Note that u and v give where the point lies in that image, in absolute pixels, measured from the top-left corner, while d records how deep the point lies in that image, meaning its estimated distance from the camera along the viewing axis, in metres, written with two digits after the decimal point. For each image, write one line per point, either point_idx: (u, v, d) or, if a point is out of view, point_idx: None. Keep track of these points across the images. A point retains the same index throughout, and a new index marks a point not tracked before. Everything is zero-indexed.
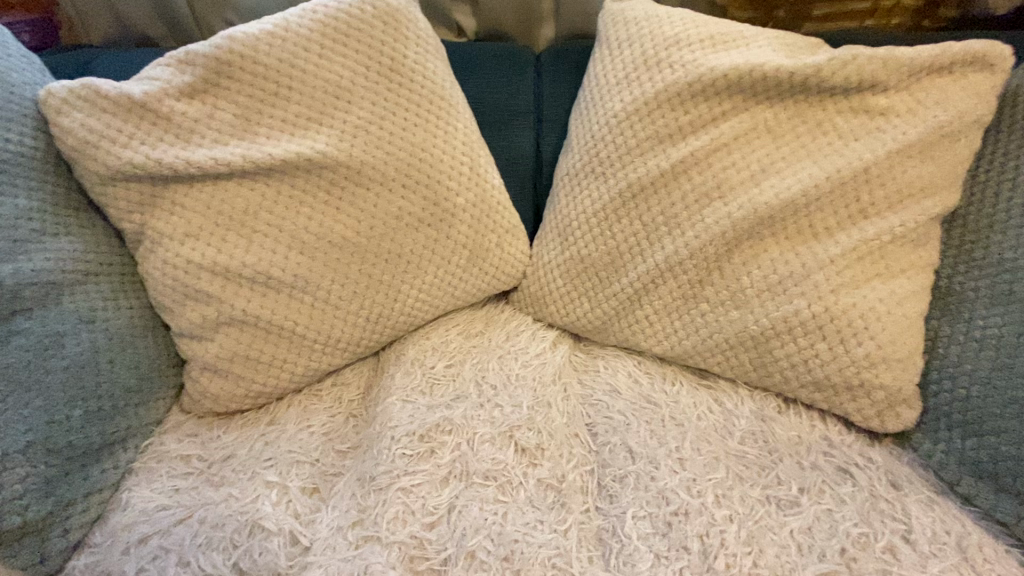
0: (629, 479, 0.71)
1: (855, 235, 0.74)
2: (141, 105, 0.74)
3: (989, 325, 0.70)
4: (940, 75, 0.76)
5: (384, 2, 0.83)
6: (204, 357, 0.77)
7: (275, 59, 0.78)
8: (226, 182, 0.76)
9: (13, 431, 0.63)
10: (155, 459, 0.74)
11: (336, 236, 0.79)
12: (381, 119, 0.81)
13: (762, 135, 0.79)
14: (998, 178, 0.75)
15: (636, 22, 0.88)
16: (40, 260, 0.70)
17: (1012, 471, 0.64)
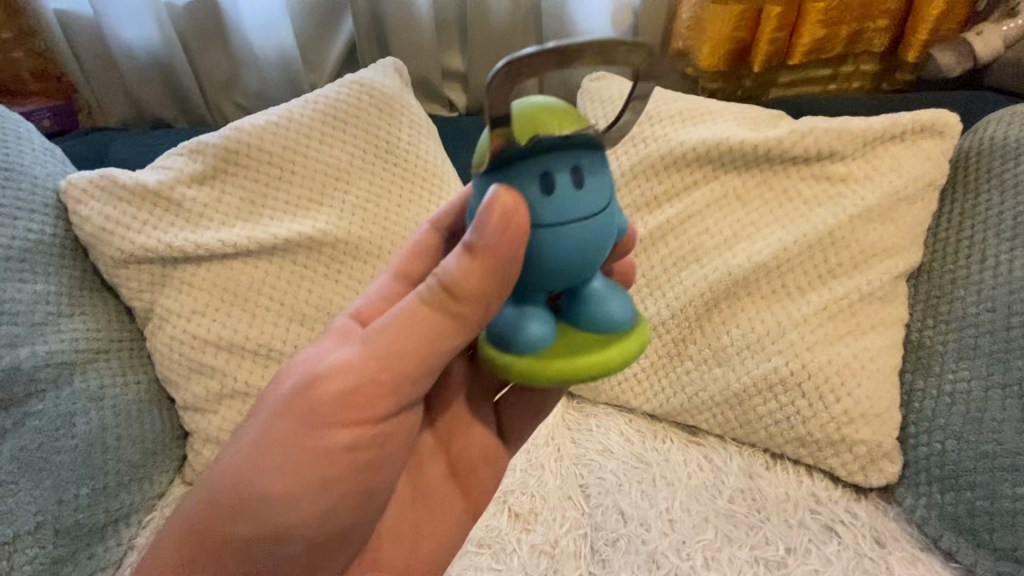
0: (621, 542, 0.72)
1: (825, 295, 0.79)
2: (155, 193, 0.80)
3: (959, 379, 0.73)
4: (893, 143, 0.82)
5: (380, 91, 0.91)
6: (207, 430, 0.80)
7: (279, 146, 0.85)
8: (231, 260, 0.81)
9: (24, 511, 0.67)
10: (156, 533, 0.75)
11: (335, 308, 0.83)
12: (377, 197, 0.87)
13: (732, 201, 0.85)
14: (956, 236, 0.80)
15: (612, 100, 0.95)
16: (54, 341, 0.74)
17: (989, 526, 0.67)
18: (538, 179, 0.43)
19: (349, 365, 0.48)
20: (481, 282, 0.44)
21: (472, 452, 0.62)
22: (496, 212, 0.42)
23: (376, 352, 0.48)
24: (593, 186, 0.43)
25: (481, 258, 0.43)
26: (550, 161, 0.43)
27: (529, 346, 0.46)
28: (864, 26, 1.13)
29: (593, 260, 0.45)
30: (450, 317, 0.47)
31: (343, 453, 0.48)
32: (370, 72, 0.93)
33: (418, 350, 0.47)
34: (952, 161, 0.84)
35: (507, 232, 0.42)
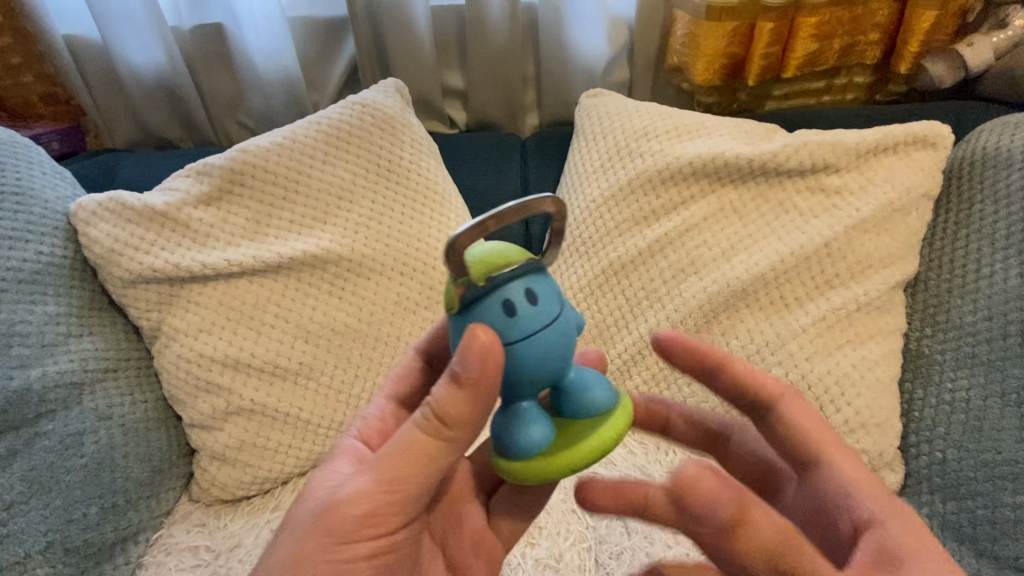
0: (625, 555, 0.73)
1: (823, 305, 0.80)
2: (163, 215, 0.82)
3: (958, 388, 0.74)
4: (886, 154, 0.83)
5: (382, 113, 0.93)
6: (213, 447, 0.81)
7: (283, 167, 0.87)
8: (237, 279, 0.82)
9: (34, 530, 0.68)
10: (164, 551, 0.76)
11: (339, 324, 0.85)
12: (379, 216, 0.89)
13: (729, 214, 0.86)
14: (951, 245, 0.81)
15: (609, 116, 0.97)
16: (64, 362, 0.75)
17: (991, 535, 0.67)
18: (495, 307, 0.44)
19: (358, 487, 0.49)
20: (465, 410, 0.45)
21: (466, 545, 0.59)
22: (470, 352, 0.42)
23: (381, 476, 0.48)
24: (548, 297, 0.45)
25: (459, 390, 0.44)
26: (504, 284, 0.44)
27: (524, 453, 0.44)
28: (856, 39, 1.15)
29: (564, 360, 0.45)
30: (444, 440, 0.47)
31: (366, 564, 0.49)
32: (372, 93, 0.95)
33: (417, 474, 0.48)
34: (946, 170, 0.85)
35: (485, 369, 0.42)
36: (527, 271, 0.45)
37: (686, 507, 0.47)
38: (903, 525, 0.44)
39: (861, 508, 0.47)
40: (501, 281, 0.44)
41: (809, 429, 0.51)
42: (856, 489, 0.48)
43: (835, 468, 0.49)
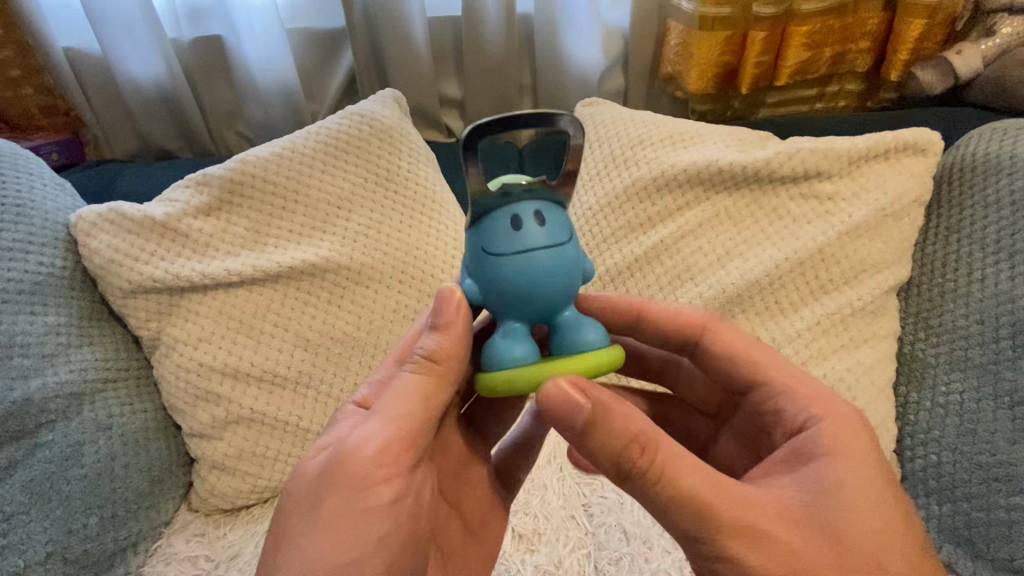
0: (624, 561, 0.73)
1: (817, 310, 0.81)
2: (163, 225, 0.82)
3: (952, 392, 0.75)
4: (877, 161, 0.85)
5: (381, 122, 0.94)
6: (213, 456, 0.81)
7: (282, 177, 0.87)
8: (236, 289, 0.83)
9: (34, 542, 0.68)
10: (163, 561, 0.76)
11: (338, 332, 0.85)
12: (378, 224, 0.90)
13: (724, 221, 0.87)
14: (943, 250, 0.82)
15: (604, 125, 0.98)
16: (64, 372, 0.75)
17: (986, 537, 0.68)
18: (502, 219, 0.48)
19: (365, 435, 0.50)
20: (453, 344, 0.50)
21: (476, 504, 0.64)
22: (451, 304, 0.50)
23: (384, 418, 0.50)
24: (558, 226, 0.49)
25: (447, 331, 0.50)
26: (518, 201, 0.48)
27: (504, 362, 0.47)
28: (847, 47, 1.17)
29: (558, 284, 0.48)
30: (438, 376, 0.51)
31: (391, 504, 0.49)
32: (369, 103, 0.97)
33: (418, 414, 0.50)
34: (936, 176, 0.87)
35: (461, 313, 0.50)
36: (547, 203, 0.49)
37: (583, 434, 0.44)
38: (833, 425, 0.50)
39: (797, 416, 0.52)
40: (516, 196, 0.48)
41: (744, 346, 0.58)
42: (794, 397, 0.54)
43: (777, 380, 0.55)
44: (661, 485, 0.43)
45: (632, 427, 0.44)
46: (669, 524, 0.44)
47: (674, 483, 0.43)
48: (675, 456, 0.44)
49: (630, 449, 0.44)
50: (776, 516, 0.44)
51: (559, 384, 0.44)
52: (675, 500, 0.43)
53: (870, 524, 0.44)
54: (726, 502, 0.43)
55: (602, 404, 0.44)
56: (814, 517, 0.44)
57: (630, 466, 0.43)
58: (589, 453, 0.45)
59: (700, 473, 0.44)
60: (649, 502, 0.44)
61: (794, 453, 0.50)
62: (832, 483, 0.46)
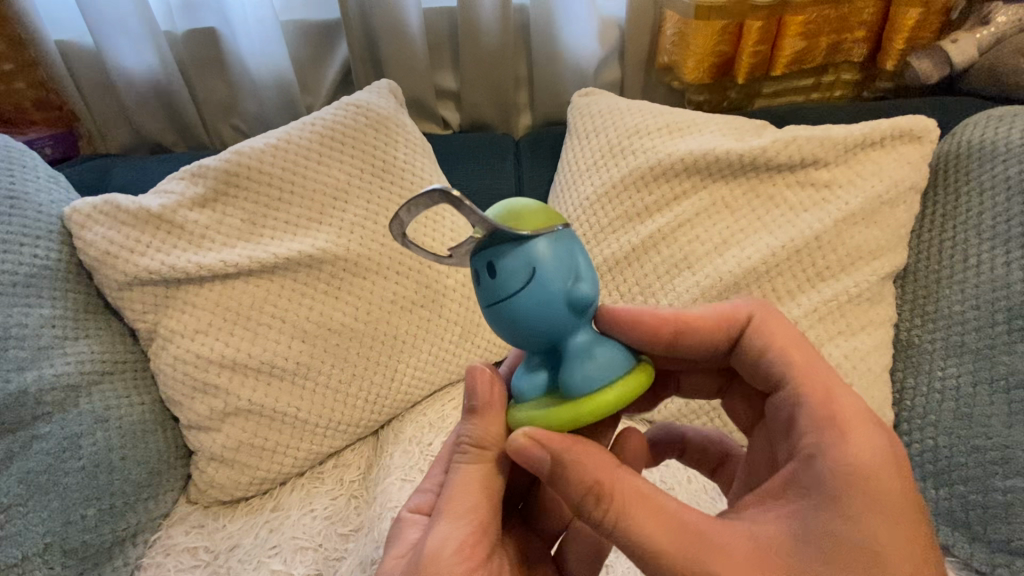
0: (624, 548, 0.74)
1: (815, 298, 0.81)
2: (158, 217, 0.82)
3: (948, 376, 0.75)
4: (874, 148, 0.85)
5: (376, 113, 0.94)
6: (211, 448, 0.81)
7: (278, 168, 0.87)
8: (233, 280, 0.83)
9: (32, 533, 0.68)
10: (163, 553, 0.77)
11: (335, 323, 0.85)
12: (375, 216, 0.89)
13: (721, 209, 0.87)
14: (939, 237, 0.83)
15: (601, 114, 0.98)
16: (61, 364, 0.75)
17: (982, 519, 0.69)
18: (489, 265, 0.46)
19: (444, 533, 0.46)
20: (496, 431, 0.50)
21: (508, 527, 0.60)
22: (474, 382, 0.51)
23: (459, 513, 0.47)
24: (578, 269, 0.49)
25: (483, 418, 0.50)
26: (509, 245, 0.45)
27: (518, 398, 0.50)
28: (843, 37, 1.16)
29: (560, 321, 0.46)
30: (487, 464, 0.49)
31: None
32: (366, 94, 0.96)
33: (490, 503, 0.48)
34: (933, 163, 0.87)
35: (494, 391, 0.51)
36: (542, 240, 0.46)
37: (552, 482, 0.45)
38: (846, 448, 0.47)
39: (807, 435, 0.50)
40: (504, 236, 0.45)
41: (771, 354, 0.54)
42: (815, 411, 0.50)
43: (796, 390, 0.52)
44: (619, 533, 0.43)
45: (594, 474, 0.44)
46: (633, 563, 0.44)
47: (633, 531, 0.43)
48: (632, 503, 0.43)
49: (593, 497, 0.44)
50: (755, 552, 0.44)
51: (526, 436, 0.45)
52: (632, 548, 0.43)
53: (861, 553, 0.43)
54: (687, 547, 0.43)
55: (565, 454, 0.44)
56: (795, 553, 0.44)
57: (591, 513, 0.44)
58: (559, 495, 0.46)
59: (660, 525, 0.43)
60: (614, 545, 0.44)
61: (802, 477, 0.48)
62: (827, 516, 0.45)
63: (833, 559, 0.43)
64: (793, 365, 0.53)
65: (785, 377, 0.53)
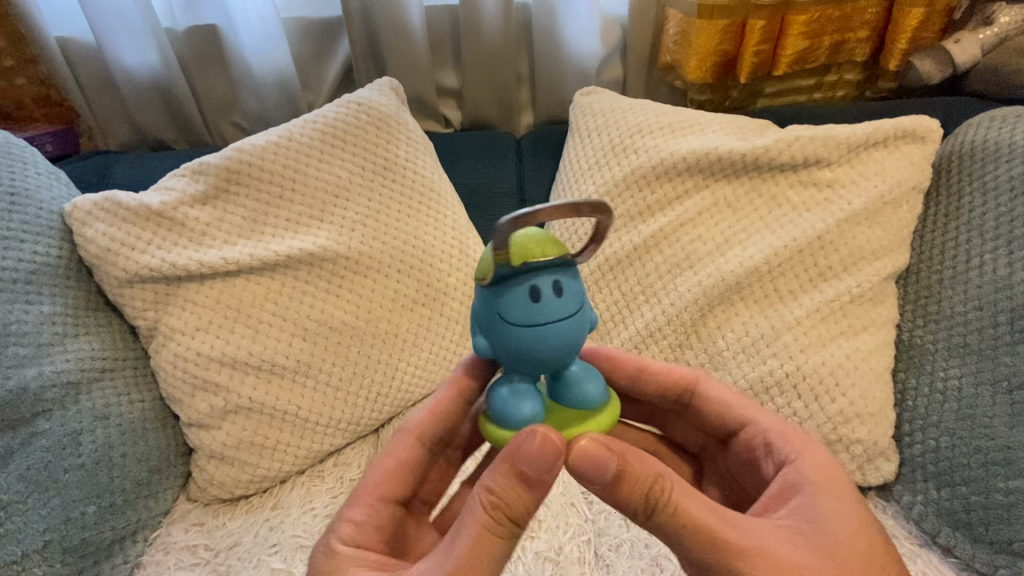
0: (624, 547, 0.73)
1: (818, 297, 0.81)
2: (158, 214, 0.81)
3: (950, 376, 0.75)
4: (877, 149, 0.85)
5: (377, 111, 0.94)
6: (211, 446, 0.81)
7: (279, 165, 0.87)
8: (234, 278, 0.82)
9: (32, 530, 0.68)
10: (163, 550, 0.77)
11: (336, 321, 0.85)
12: (376, 214, 0.89)
13: (723, 209, 0.87)
14: (941, 237, 0.82)
15: (602, 113, 0.98)
16: (61, 361, 0.75)
17: (984, 520, 0.68)
18: (531, 288, 0.45)
19: None
20: (526, 500, 0.45)
21: None
22: (529, 447, 0.43)
23: None
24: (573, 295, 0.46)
25: (524, 486, 0.45)
26: (550, 271, 0.45)
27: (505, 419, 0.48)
28: (846, 36, 1.16)
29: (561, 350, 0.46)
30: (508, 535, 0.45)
31: None
32: (367, 91, 0.96)
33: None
34: (935, 164, 0.87)
35: (549, 465, 0.43)
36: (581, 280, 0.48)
37: (610, 484, 0.45)
38: (814, 457, 0.54)
39: (784, 450, 0.56)
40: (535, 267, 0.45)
41: (728, 402, 0.62)
42: (779, 438, 0.57)
43: (758, 425, 0.59)
44: (675, 522, 0.45)
45: (654, 469, 0.46)
46: (686, 552, 0.46)
47: (691, 521, 0.45)
48: (686, 495, 0.46)
49: (652, 497, 0.45)
50: (780, 544, 0.46)
51: (588, 439, 0.45)
52: (688, 535, 0.45)
53: (859, 546, 0.48)
54: (738, 534, 0.46)
55: (625, 454, 0.46)
56: (809, 549, 0.47)
57: (652, 512, 0.45)
58: (612, 499, 0.47)
59: (708, 507, 0.46)
60: (670, 537, 0.46)
61: (784, 487, 0.53)
62: (820, 512, 0.49)
63: (852, 544, 0.47)
64: (738, 410, 0.61)
65: (744, 419, 0.60)
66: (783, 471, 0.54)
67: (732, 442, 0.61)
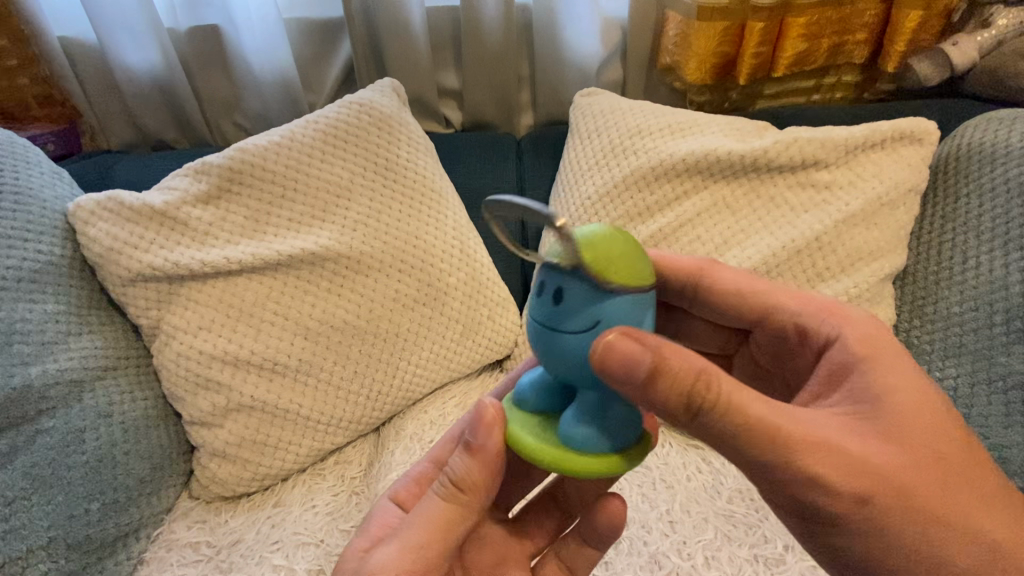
0: (624, 545, 0.74)
1: (815, 298, 0.82)
2: (161, 214, 0.82)
3: (946, 377, 0.76)
4: (874, 151, 0.85)
5: (380, 112, 0.94)
6: (213, 444, 0.82)
7: (282, 166, 0.87)
8: (236, 277, 0.83)
9: (36, 526, 0.68)
10: (166, 547, 0.78)
11: (338, 321, 0.85)
12: (378, 214, 0.90)
13: (723, 210, 0.88)
14: (938, 238, 0.83)
15: (603, 114, 0.99)
16: (64, 360, 0.75)
17: None
18: (556, 290, 0.44)
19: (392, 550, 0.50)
20: (474, 472, 0.50)
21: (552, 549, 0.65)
22: (478, 420, 0.49)
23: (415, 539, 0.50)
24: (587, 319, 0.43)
25: (473, 458, 0.49)
26: (582, 283, 0.43)
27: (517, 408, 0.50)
28: (844, 38, 1.16)
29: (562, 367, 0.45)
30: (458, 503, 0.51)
31: None
32: (368, 92, 0.96)
33: (437, 539, 0.51)
34: (932, 166, 0.87)
35: (490, 437, 0.48)
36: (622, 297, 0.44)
37: (645, 384, 0.42)
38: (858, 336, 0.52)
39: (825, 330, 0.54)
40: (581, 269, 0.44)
41: (749, 288, 0.58)
42: (815, 321, 0.55)
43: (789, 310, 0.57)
44: (730, 420, 0.42)
45: (698, 363, 0.42)
46: (742, 454, 0.44)
47: (744, 417, 0.42)
48: (734, 388, 0.43)
49: (699, 390, 0.42)
50: (843, 434, 0.45)
51: (617, 334, 0.41)
52: (744, 433, 0.43)
53: (923, 423, 0.47)
54: (793, 428, 0.43)
55: (664, 350, 0.42)
56: (868, 441, 0.45)
57: (699, 408, 0.42)
58: (654, 400, 0.43)
59: (761, 402, 0.43)
60: (722, 440, 0.43)
61: (833, 373, 0.51)
62: (876, 390, 0.48)
63: (908, 426, 0.47)
64: (770, 295, 0.58)
65: (769, 306, 0.58)
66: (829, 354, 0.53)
67: (760, 330, 0.59)
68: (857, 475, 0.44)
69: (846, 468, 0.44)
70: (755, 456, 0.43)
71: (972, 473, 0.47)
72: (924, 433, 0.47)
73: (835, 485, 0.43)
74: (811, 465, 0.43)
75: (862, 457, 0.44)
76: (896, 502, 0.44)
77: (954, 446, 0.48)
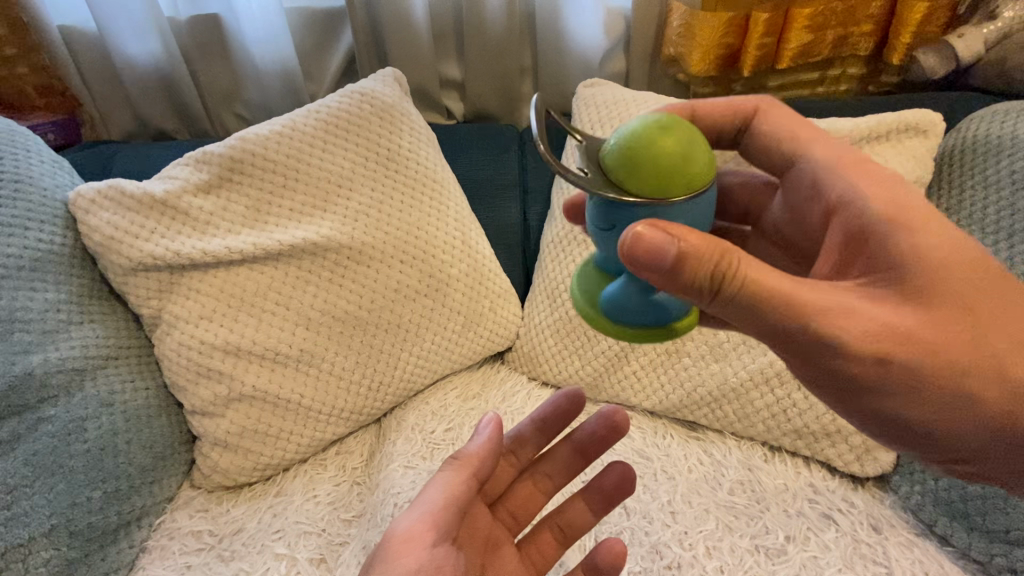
0: (625, 535, 0.75)
1: None
2: (162, 203, 0.81)
3: None
4: (880, 142, 0.84)
5: (381, 101, 0.93)
6: (215, 433, 0.82)
7: (283, 155, 0.86)
8: (238, 267, 0.83)
9: (38, 514, 0.69)
10: (167, 535, 0.78)
11: (339, 310, 0.85)
12: (379, 204, 0.89)
13: None
14: None
15: (606, 105, 0.98)
16: (66, 348, 0.75)
17: (981, 509, 0.70)
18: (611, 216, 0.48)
19: (409, 519, 0.56)
20: (473, 461, 0.60)
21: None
22: (483, 426, 0.62)
23: (427, 509, 0.56)
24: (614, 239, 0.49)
25: (472, 448, 0.60)
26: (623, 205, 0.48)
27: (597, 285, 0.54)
28: (849, 30, 1.15)
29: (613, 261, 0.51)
30: (461, 482, 0.58)
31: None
32: (370, 81, 0.95)
33: (444, 508, 0.56)
34: (938, 158, 0.87)
35: (486, 433, 0.61)
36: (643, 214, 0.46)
37: (674, 270, 0.44)
38: (879, 189, 0.53)
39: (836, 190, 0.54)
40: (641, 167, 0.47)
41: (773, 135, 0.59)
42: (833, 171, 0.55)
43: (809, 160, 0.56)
44: (752, 297, 0.46)
45: (717, 246, 0.45)
46: (764, 327, 0.48)
47: (763, 291, 0.46)
48: (751, 264, 0.46)
49: (719, 266, 0.45)
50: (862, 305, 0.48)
51: (645, 225, 0.44)
52: (767, 305, 0.46)
53: (950, 264, 0.49)
54: (812, 302, 0.47)
55: (683, 237, 0.44)
56: (889, 310, 0.48)
57: (720, 288, 0.46)
58: (679, 287, 0.46)
59: (777, 275, 0.47)
60: (746, 314, 0.47)
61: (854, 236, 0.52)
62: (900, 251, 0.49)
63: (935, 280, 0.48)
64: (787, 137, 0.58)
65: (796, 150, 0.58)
66: (841, 220, 0.53)
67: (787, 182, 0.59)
68: (876, 341, 0.47)
69: (865, 333, 0.47)
70: (777, 326, 0.47)
71: (999, 310, 0.50)
72: (947, 286, 0.49)
73: (858, 348, 0.47)
74: (826, 334, 0.47)
75: (882, 322, 0.48)
76: (918, 361, 0.48)
77: (983, 293, 0.49)
